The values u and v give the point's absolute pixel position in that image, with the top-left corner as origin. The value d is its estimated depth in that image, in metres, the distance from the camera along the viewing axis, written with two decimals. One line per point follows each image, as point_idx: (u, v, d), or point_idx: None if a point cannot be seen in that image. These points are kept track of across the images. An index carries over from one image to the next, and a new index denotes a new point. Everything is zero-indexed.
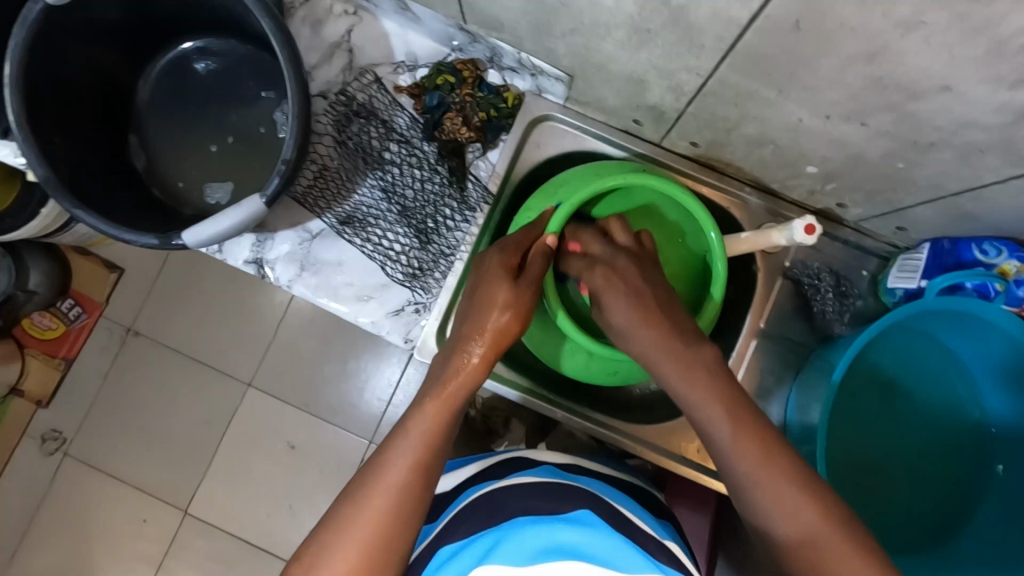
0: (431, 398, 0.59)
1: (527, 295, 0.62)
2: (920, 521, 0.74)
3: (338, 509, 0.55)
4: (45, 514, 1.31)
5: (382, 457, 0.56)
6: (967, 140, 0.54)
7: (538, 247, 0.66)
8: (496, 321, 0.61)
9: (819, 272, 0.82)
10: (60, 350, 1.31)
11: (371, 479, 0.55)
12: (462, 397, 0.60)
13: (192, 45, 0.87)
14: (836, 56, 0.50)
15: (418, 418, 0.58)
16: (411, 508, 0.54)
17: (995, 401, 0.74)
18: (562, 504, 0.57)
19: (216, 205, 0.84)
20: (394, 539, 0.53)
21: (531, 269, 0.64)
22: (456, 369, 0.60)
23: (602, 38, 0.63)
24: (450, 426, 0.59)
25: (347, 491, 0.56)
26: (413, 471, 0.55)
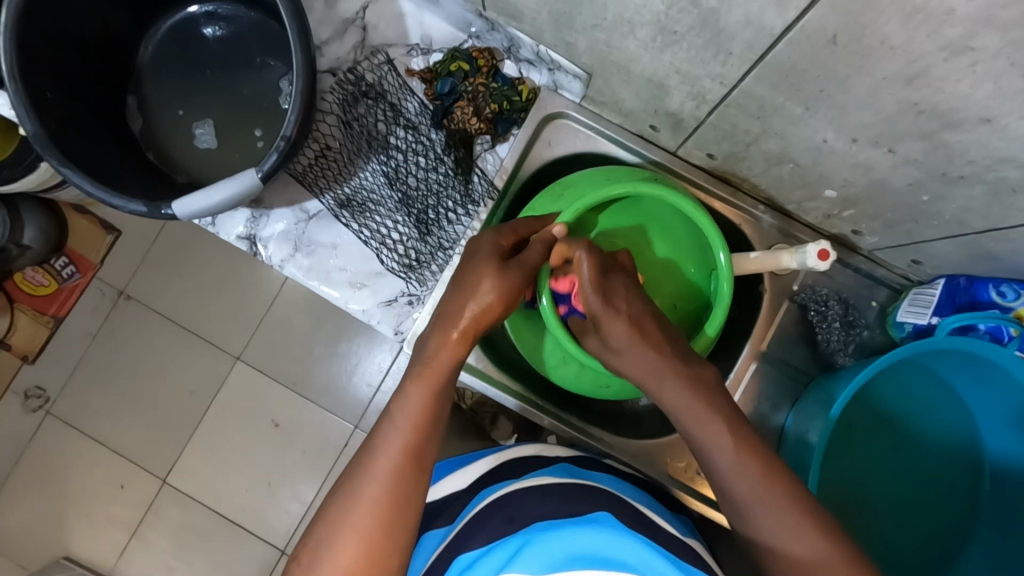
0: (413, 379, 0.57)
1: (518, 278, 0.60)
2: (919, 545, 0.73)
3: (332, 502, 0.52)
4: (23, 472, 1.29)
5: (371, 445, 0.54)
6: (1000, 177, 0.51)
7: (541, 235, 0.63)
8: (480, 298, 0.58)
9: (827, 298, 0.78)
10: (49, 307, 1.29)
11: (363, 469, 0.53)
12: (449, 373, 0.58)
13: (200, 9, 0.84)
14: (872, 75, 0.47)
15: (402, 401, 0.56)
16: (407, 495, 0.52)
17: (989, 424, 0.70)
18: (576, 508, 0.55)
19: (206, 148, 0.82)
20: (395, 524, 0.51)
21: (529, 254, 0.61)
22: (439, 345, 0.58)
23: (625, 36, 0.60)
24: (439, 405, 0.56)
25: (340, 483, 0.53)
26: (404, 455, 0.53)
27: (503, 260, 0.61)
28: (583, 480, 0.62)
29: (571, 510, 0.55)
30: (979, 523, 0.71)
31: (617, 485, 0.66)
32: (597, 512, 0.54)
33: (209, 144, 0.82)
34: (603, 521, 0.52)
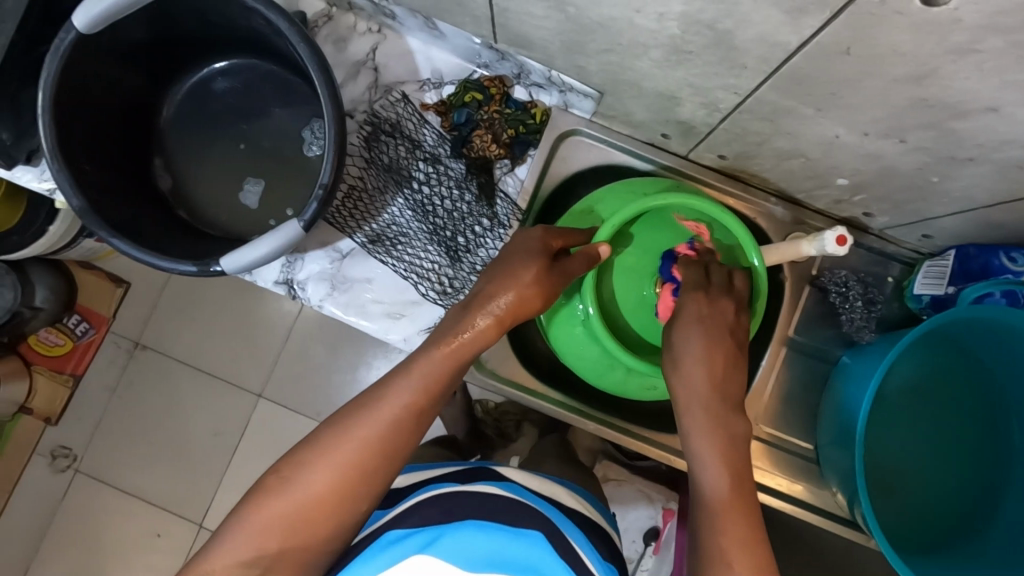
0: (438, 346, 0.59)
1: (558, 283, 0.63)
2: (956, 504, 0.76)
3: (325, 431, 0.56)
4: (59, 531, 1.30)
5: (380, 392, 0.57)
6: (1005, 156, 0.56)
7: (587, 251, 0.66)
8: (519, 289, 0.61)
9: (846, 280, 0.82)
10: (68, 366, 1.30)
11: (365, 411, 0.56)
12: (472, 350, 0.60)
13: (216, 66, 0.86)
14: (883, 78, 0.51)
15: (422, 362, 0.58)
16: (395, 446, 0.56)
17: (1006, 378, 0.74)
18: (507, 515, 0.57)
19: (247, 198, 0.84)
20: (374, 474, 0.55)
21: (573, 264, 0.64)
22: (468, 324, 0.60)
23: (639, 57, 0.64)
24: (454, 374, 0.59)
25: (340, 414, 0.57)
26: (406, 415, 0.56)
27: (549, 259, 0.64)
28: (530, 501, 0.62)
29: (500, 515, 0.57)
30: (1010, 473, 0.75)
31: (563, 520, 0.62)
32: (531, 529, 0.56)
33: (251, 202, 0.84)
34: (533, 538, 0.55)
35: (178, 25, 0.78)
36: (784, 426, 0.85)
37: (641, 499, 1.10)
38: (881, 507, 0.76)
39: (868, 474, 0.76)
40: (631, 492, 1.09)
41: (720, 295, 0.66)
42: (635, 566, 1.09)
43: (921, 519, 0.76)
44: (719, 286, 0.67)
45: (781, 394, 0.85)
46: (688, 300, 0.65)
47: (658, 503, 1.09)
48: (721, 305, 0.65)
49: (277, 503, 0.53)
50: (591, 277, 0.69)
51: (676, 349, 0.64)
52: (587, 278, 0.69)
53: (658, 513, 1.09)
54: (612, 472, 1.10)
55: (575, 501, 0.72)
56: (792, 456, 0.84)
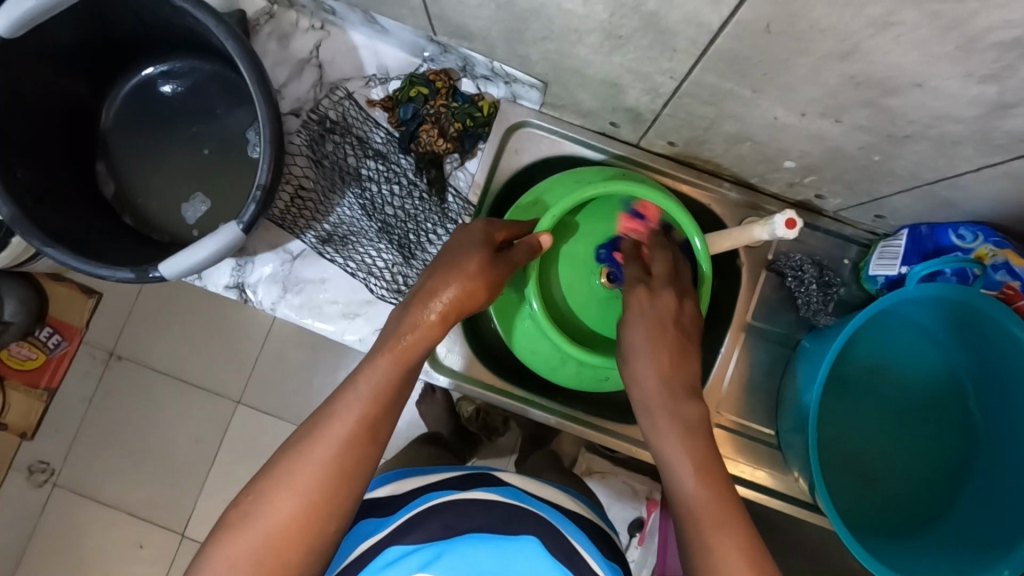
0: (382, 351, 0.56)
1: (505, 274, 0.62)
2: (924, 490, 0.76)
3: (279, 458, 0.53)
4: (37, 549, 1.28)
5: (329, 409, 0.54)
6: (940, 132, 0.56)
7: (529, 241, 0.65)
8: (462, 284, 0.58)
9: (802, 263, 0.81)
10: (41, 380, 1.28)
11: (317, 431, 0.53)
12: (420, 350, 0.57)
13: (155, 69, 0.84)
14: (809, 56, 0.51)
15: (369, 369, 0.55)
16: (358, 461, 0.53)
17: (964, 359, 0.75)
18: (504, 524, 0.57)
19: (190, 214, 0.82)
20: (339, 493, 0.52)
21: (516, 254, 0.63)
22: (412, 324, 0.57)
23: (575, 44, 0.63)
24: (405, 379, 0.56)
25: (292, 440, 0.54)
26: (361, 426, 0.53)
27: (493, 252, 0.62)
28: (526, 504, 0.61)
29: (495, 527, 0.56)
30: (978, 453, 0.74)
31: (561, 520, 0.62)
32: (529, 534, 0.56)
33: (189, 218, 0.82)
34: (526, 544, 0.55)
35: (111, 27, 0.76)
36: (747, 414, 0.84)
37: (625, 490, 1.09)
38: (842, 490, 0.76)
39: (829, 457, 0.76)
40: (614, 484, 1.09)
41: (662, 287, 0.64)
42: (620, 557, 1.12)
43: (889, 506, 0.75)
44: (662, 278, 0.65)
45: (742, 380, 0.84)
46: (631, 295, 0.65)
47: (641, 494, 1.10)
48: (664, 296, 0.64)
49: (240, 541, 0.49)
50: (535, 269, 0.69)
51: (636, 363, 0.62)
52: (531, 275, 0.69)
53: (642, 505, 1.10)
54: (595, 465, 1.09)
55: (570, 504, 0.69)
56: (756, 442, 0.84)
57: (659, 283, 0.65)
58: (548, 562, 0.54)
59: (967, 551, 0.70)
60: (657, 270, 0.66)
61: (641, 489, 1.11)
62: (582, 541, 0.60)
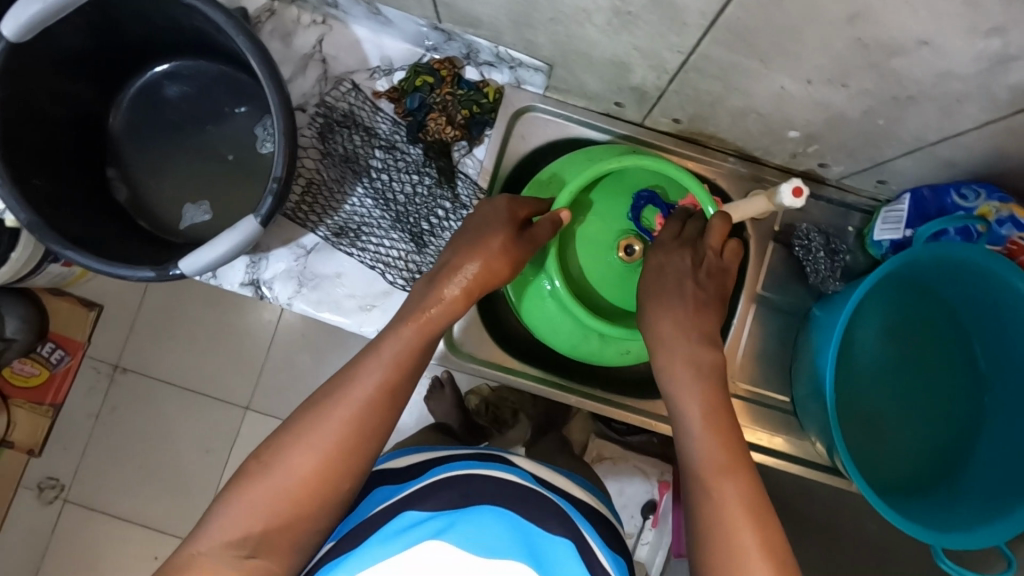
0: (406, 321, 0.59)
1: (527, 251, 0.63)
2: (937, 444, 0.78)
3: (301, 416, 0.56)
4: (52, 564, 1.27)
5: (352, 373, 0.57)
6: (944, 91, 0.58)
7: (551, 217, 0.65)
8: (484, 259, 0.60)
9: (809, 233, 0.83)
10: (45, 397, 1.26)
11: (340, 392, 0.56)
12: (441, 324, 0.60)
13: (162, 70, 0.85)
14: (816, 21, 0.52)
15: (391, 338, 0.58)
16: (375, 426, 0.56)
17: (975, 316, 0.77)
18: (523, 509, 0.57)
19: (189, 215, 0.83)
20: (355, 453, 0.55)
21: (539, 232, 0.64)
22: (435, 298, 0.59)
23: (582, 24, 0.64)
24: (423, 352, 0.59)
25: (314, 399, 0.57)
26: (380, 392, 0.56)
27: (516, 229, 0.63)
28: (540, 488, 0.62)
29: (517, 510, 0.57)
30: (990, 407, 0.76)
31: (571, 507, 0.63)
32: (563, 536, 0.57)
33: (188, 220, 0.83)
34: (558, 543, 0.56)
35: (114, 29, 0.76)
36: (761, 381, 0.86)
37: (636, 474, 1.10)
38: (858, 453, 0.78)
39: (844, 421, 0.78)
40: (626, 468, 1.10)
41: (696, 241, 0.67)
42: (636, 541, 1.12)
43: (903, 461, 0.78)
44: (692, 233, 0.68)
45: (756, 349, 0.86)
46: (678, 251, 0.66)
47: (653, 477, 1.10)
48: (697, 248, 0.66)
49: (260, 487, 0.53)
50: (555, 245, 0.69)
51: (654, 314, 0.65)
52: (551, 252, 0.70)
53: (654, 487, 1.10)
54: (606, 451, 1.11)
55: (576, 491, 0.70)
56: (770, 409, 0.86)
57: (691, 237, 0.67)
58: (561, 542, 0.56)
59: (980, 502, 0.72)
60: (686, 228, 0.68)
61: (653, 472, 1.11)
62: (594, 536, 0.60)
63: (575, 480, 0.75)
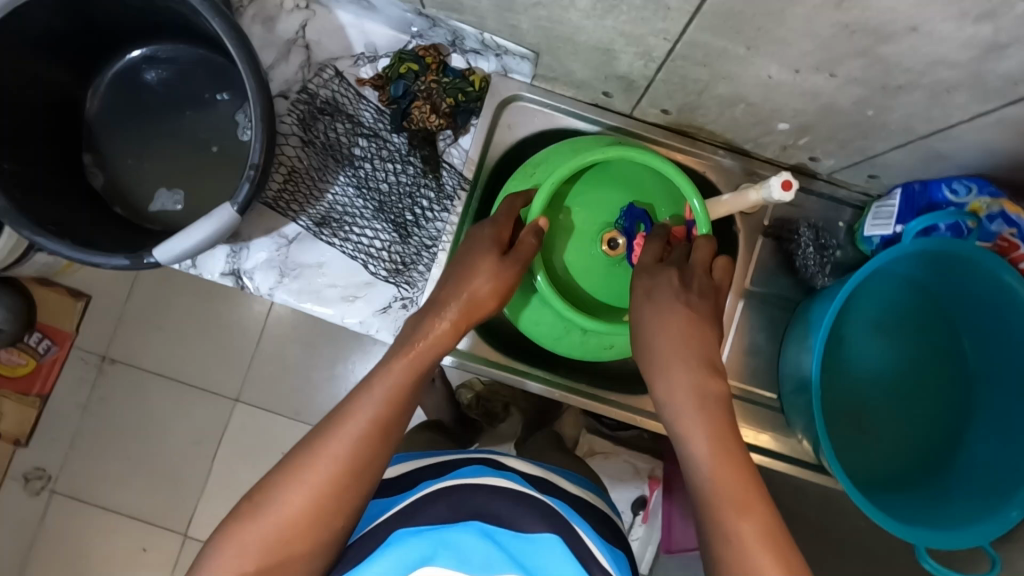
0: (399, 355, 0.58)
1: (513, 272, 0.62)
2: (926, 442, 0.77)
3: (294, 456, 0.54)
4: (38, 556, 1.26)
5: (344, 409, 0.55)
6: (935, 80, 0.56)
7: (531, 227, 0.64)
8: (472, 288, 0.61)
9: (798, 227, 0.82)
10: (33, 387, 1.26)
11: (333, 429, 0.54)
12: (431, 358, 0.59)
13: (140, 54, 0.83)
14: (804, 5, 0.51)
15: (384, 371, 0.57)
16: (370, 460, 0.54)
17: (964, 311, 0.76)
18: (519, 518, 0.55)
19: (162, 201, 0.81)
20: (349, 489, 0.53)
21: (522, 248, 0.63)
22: (426, 333, 0.59)
23: (567, 9, 0.63)
24: (416, 386, 0.58)
25: (308, 438, 0.55)
26: (374, 427, 0.55)
27: (500, 251, 0.63)
28: (536, 492, 0.60)
29: (516, 519, 0.55)
30: (979, 403, 0.75)
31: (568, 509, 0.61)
32: (545, 531, 0.55)
33: (160, 203, 0.81)
34: (547, 542, 0.54)
35: (91, 12, 0.74)
36: (747, 378, 0.85)
37: (627, 470, 1.10)
38: (846, 452, 0.77)
39: (832, 419, 0.77)
40: (616, 463, 1.10)
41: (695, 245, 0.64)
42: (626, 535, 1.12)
43: (892, 458, 0.77)
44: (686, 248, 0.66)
45: (743, 345, 0.85)
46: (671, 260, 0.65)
47: (643, 473, 1.10)
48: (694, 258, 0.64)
49: (253, 528, 0.51)
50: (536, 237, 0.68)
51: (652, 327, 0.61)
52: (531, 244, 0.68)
53: (645, 483, 1.10)
54: (598, 446, 1.10)
55: (572, 490, 0.69)
56: (760, 407, 0.85)
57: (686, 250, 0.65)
58: (563, 551, 0.54)
59: (971, 499, 0.71)
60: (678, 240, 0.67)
61: (643, 468, 1.11)
62: (594, 538, 0.58)
63: (572, 479, 0.73)
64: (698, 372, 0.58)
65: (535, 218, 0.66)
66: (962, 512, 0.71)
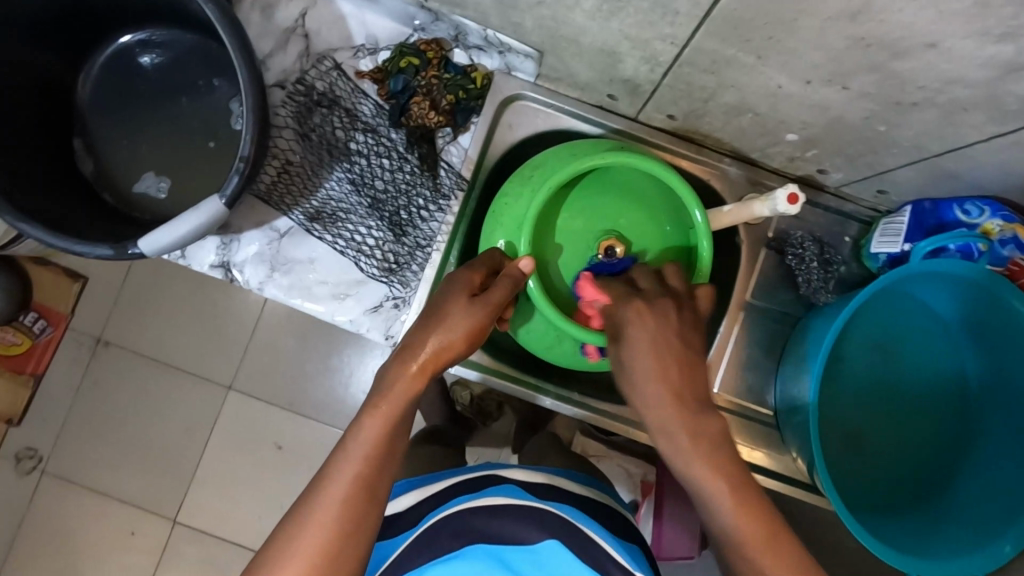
0: (368, 412, 0.54)
1: (485, 316, 0.57)
2: (925, 469, 0.75)
3: (279, 536, 0.51)
4: (26, 538, 1.25)
5: (322, 478, 0.52)
6: (951, 99, 0.54)
7: (508, 271, 0.60)
8: (442, 334, 0.56)
9: (803, 240, 0.80)
10: (27, 366, 1.24)
11: (314, 502, 0.51)
12: (404, 407, 0.55)
13: (133, 38, 0.81)
14: (817, 16, 0.49)
15: (355, 434, 0.53)
16: (360, 525, 0.51)
17: (969, 337, 0.74)
18: (518, 537, 0.56)
19: (144, 185, 0.80)
20: (344, 558, 0.50)
21: (495, 292, 0.58)
22: (394, 381, 0.55)
23: (571, 9, 0.61)
24: (393, 440, 0.54)
25: (289, 515, 0.52)
26: (358, 490, 0.52)
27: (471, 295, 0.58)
28: (542, 503, 0.60)
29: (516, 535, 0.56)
30: (980, 432, 0.73)
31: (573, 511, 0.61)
32: (544, 538, 0.56)
33: (144, 184, 0.80)
34: (549, 547, 0.55)
35: None
36: (744, 393, 0.83)
37: (620, 474, 1.08)
38: (846, 478, 0.74)
39: (828, 442, 0.75)
40: (609, 467, 1.07)
41: (656, 297, 0.59)
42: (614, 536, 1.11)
43: (889, 485, 0.75)
44: (653, 290, 0.60)
45: (741, 359, 0.83)
46: (626, 312, 0.58)
47: (636, 478, 1.08)
48: (661, 307, 0.58)
49: None
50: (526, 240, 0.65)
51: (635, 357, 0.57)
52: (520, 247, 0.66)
53: (637, 487, 1.08)
54: (591, 448, 1.08)
55: (572, 487, 0.68)
56: (756, 424, 0.83)
57: (651, 294, 0.59)
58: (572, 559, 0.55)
59: (974, 526, 0.69)
60: (643, 285, 0.61)
61: (636, 472, 1.09)
62: (605, 535, 0.59)
63: (571, 476, 0.71)
64: (698, 419, 0.54)
65: (530, 219, 0.65)
66: (960, 544, 0.69)
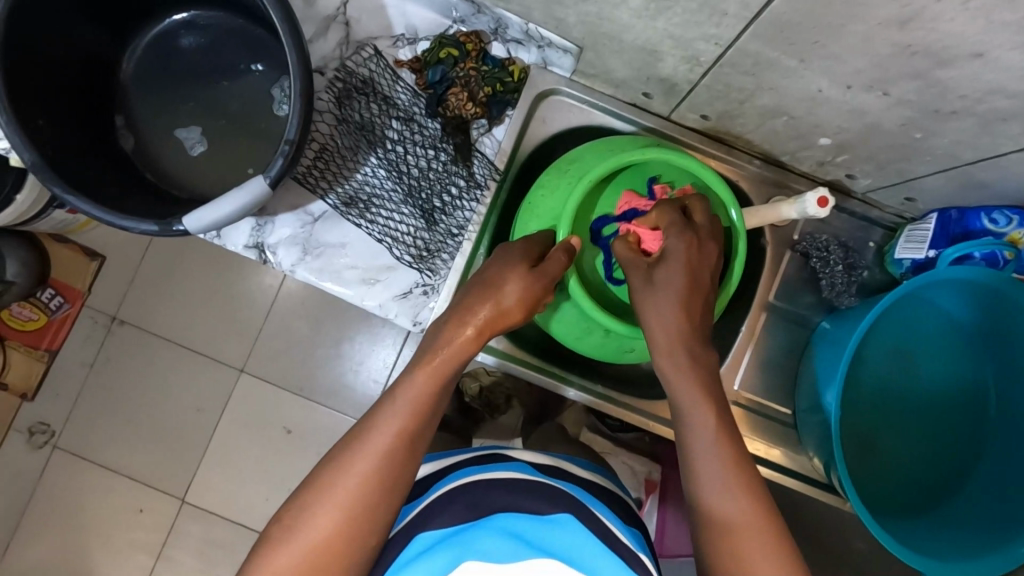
0: (419, 366, 0.57)
1: (543, 291, 0.59)
2: (931, 471, 0.77)
3: (320, 473, 0.53)
4: (36, 512, 1.27)
5: (369, 423, 0.55)
6: (991, 109, 0.55)
7: (563, 243, 0.62)
8: (497, 301, 0.58)
9: (827, 244, 0.81)
10: (42, 341, 1.26)
11: (358, 446, 0.53)
12: (453, 368, 0.57)
13: (178, 19, 0.82)
14: (866, 22, 0.50)
15: (407, 388, 0.56)
16: (395, 476, 0.53)
17: (986, 345, 0.75)
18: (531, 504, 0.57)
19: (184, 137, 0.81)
20: (377, 504, 0.52)
21: (552, 263, 0.60)
22: (446, 342, 0.58)
23: (617, 7, 0.62)
24: (439, 398, 0.56)
25: (331, 454, 0.54)
26: (400, 441, 0.54)
27: (528, 265, 0.61)
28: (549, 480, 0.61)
29: (529, 505, 0.56)
30: (987, 436, 0.75)
31: (585, 495, 0.62)
32: (559, 511, 0.56)
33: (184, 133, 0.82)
34: (563, 521, 0.55)
35: None
36: (765, 393, 0.84)
37: (624, 471, 1.07)
38: (857, 479, 0.76)
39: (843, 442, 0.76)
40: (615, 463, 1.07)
41: (708, 239, 0.61)
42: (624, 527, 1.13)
43: (896, 486, 0.76)
44: (705, 229, 0.62)
45: (760, 358, 0.84)
46: (675, 244, 0.60)
47: (641, 475, 1.07)
48: (708, 249, 0.61)
49: (280, 555, 0.50)
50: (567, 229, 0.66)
51: (659, 301, 0.60)
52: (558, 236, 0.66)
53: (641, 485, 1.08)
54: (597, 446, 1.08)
55: (581, 472, 0.69)
56: (777, 424, 0.84)
57: (703, 232, 0.61)
58: (586, 535, 0.55)
59: (975, 531, 0.72)
60: (697, 221, 0.62)
61: (641, 471, 1.08)
62: (611, 519, 0.60)
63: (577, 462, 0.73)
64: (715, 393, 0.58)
65: (570, 212, 0.65)
66: (959, 544, 0.72)
